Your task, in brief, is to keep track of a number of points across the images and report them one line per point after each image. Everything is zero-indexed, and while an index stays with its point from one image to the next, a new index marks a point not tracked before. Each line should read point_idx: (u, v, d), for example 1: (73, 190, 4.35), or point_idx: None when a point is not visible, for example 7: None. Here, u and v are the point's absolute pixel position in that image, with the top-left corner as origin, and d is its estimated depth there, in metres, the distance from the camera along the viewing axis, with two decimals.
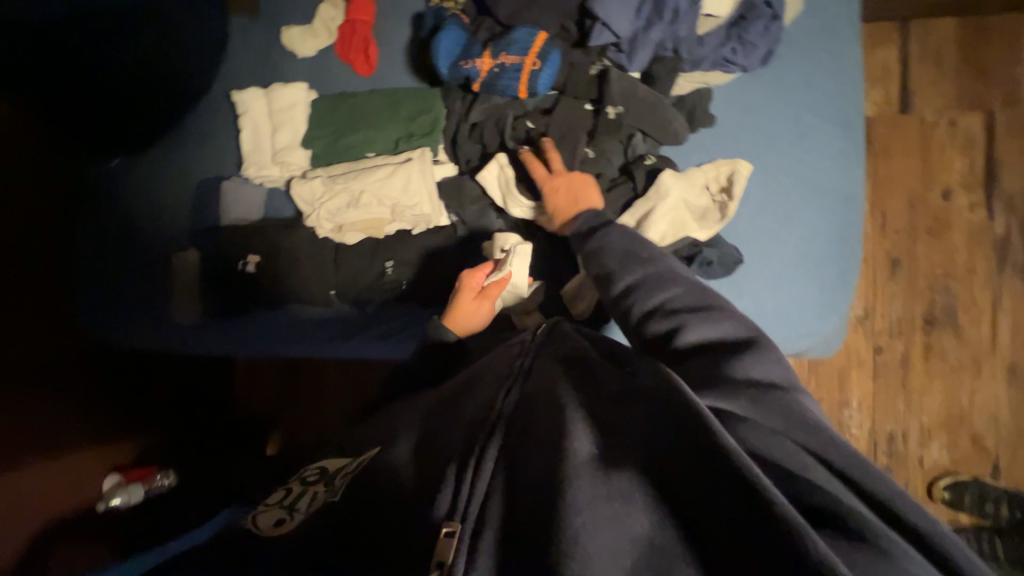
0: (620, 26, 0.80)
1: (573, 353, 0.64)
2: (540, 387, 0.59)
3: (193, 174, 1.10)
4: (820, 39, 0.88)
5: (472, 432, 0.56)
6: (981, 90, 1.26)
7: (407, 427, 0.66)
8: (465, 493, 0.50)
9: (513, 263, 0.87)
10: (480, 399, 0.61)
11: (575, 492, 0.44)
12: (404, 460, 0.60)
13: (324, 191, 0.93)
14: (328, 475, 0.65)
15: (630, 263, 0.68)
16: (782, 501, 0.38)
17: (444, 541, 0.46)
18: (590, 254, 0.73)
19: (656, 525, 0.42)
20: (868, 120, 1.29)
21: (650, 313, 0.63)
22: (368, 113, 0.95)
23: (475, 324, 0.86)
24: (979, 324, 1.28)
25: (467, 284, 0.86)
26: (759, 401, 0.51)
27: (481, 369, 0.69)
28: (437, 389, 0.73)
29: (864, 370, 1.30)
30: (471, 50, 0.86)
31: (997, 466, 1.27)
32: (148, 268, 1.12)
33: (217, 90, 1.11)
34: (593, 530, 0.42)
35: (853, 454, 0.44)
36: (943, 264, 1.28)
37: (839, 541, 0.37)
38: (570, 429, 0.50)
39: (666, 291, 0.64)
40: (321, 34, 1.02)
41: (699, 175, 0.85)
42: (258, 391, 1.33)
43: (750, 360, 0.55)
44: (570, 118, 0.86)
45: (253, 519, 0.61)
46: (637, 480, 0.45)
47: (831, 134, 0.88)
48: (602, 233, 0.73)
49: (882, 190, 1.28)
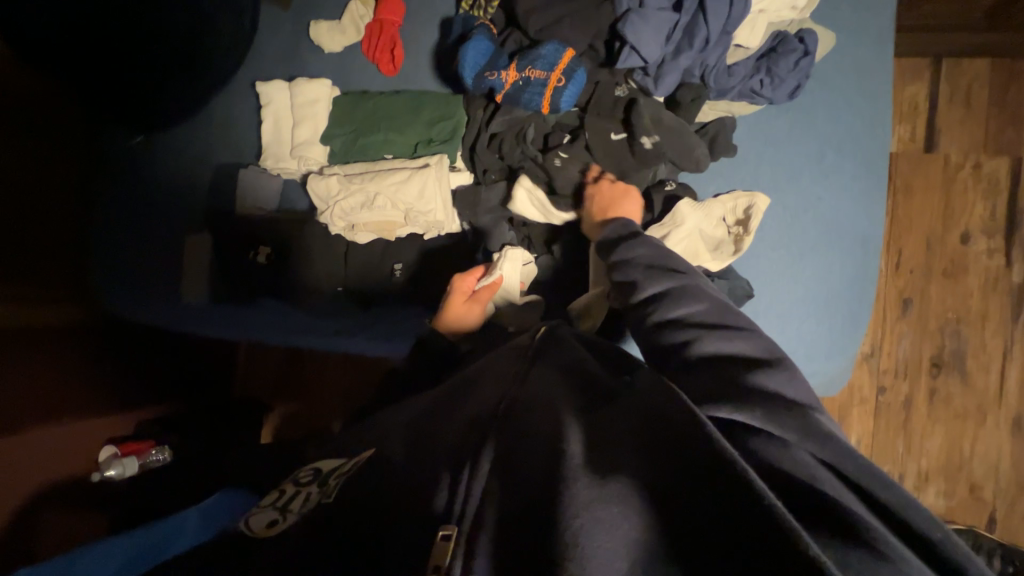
0: (650, 51, 0.77)
1: (575, 364, 0.65)
2: (536, 394, 0.60)
3: (210, 159, 1.10)
4: (849, 74, 0.87)
5: (467, 434, 0.57)
6: (1009, 135, 1.24)
7: (399, 429, 0.67)
8: (461, 490, 0.50)
9: (504, 267, 0.89)
10: (476, 405, 0.62)
11: (573, 492, 0.44)
12: (398, 460, 0.60)
13: (340, 189, 0.91)
14: (323, 476, 0.64)
15: (653, 273, 0.68)
16: (787, 513, 0.37)
17: (441, 544, 0.45)
18: (615, 264, 0.73)
19: (652, 534, 0.41)
20: (892, 156, 1.27)
21: (669, 326, 0.63)
22: (389, 115, 0.95)
23: (464, 327, 0.88)
24: (987, 371, 1.26)
25: (457, 288, 0.89)
26: (780, 415, 0.50)
27: (479, 375, 0.70)
28: (432, 391, 0.73)
29: (866, 409, 1.29)
30: (497, 62, 0.85)
31: (994, 517, 1.26)
32: (156, 249, 1.11)
33: (240, 76, 1.10)
34: (592, 531, 0.41)
35: (866, 463, 0.45)
36: (956, 308, 1.26)
37: (847, 547, 0.38)
38: (566, 431, 0.51)
39: (688, 306, 0.64)
40: (348, 31, 1.03)
41: (717, 206, 0.84)
42: (259, 377, 1.35)
43: (771, 375, 0.55)
44: (603, 144, 0.84)
45: (247, 522, 0.60)
46: (634, 489, 0.44)
47: (852, 173, 0.87)
48: (623, 247, 0.73)
49: (900, 229, 1.26)
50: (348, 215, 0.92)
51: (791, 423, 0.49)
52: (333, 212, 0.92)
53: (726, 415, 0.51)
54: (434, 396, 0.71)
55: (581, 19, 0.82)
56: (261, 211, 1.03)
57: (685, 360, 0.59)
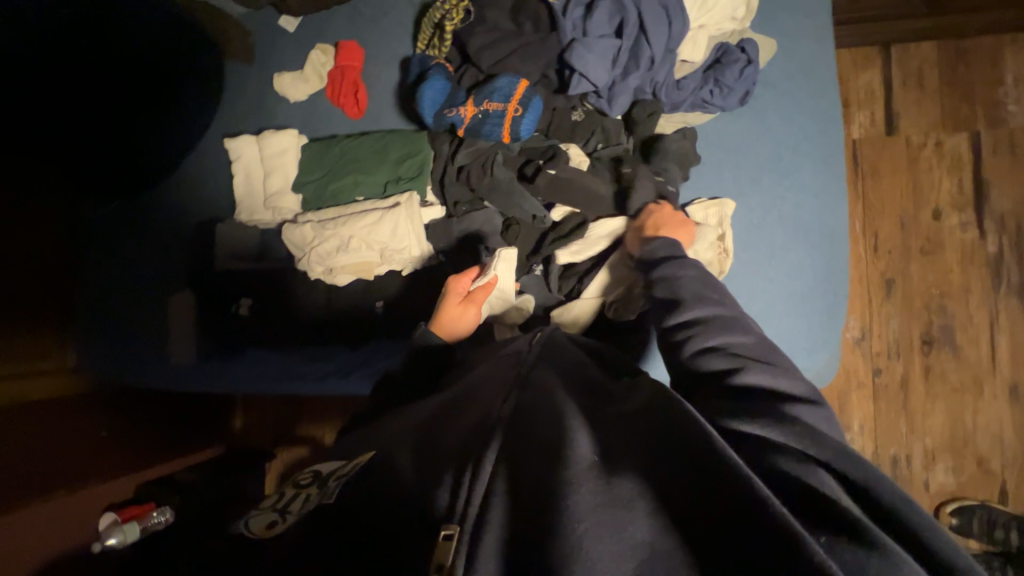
0: (598, 76, 0.82)
1: (578, 369, 0.66)
2: (538, 392, 0.59)
3: (188, 214, 1.11)
4: (794, 76, 0.90)
5: (469, 436, 0.55)
6: (966, 110, 1.26)
7: (393, 438, 0.61)
8: (463, 494, 0.48)
9: (499, 267, 0.88)
10: (477, 408, 0.59)
11: (579, 497, 0.46)
12: (403, 458, 0.57)
13: (315, 236, 0.92)
14: (323, 477, 0.59)
15: (692, 299, 0.67)
16: (784, 511, 0.39)
17: (443, 544, 0.44)
18: (659, 281, 0.72)
19: (656, 532, 0.44)
20: (855, 142, 1.30)
21: (713, 355, 0.61)
22: (357, 158, 0.97)
23: (460, 330, 0.86)
24: (978, 343, 1.26)
25: (452, 290, 0.87)
26: (817, 435, 0.47)
27: (472, 382, 0.66)
28: (437, 395, 0.68)
29: (864, 393, 1.29)
30: (456, 97, 0.89)
31: (1006, 491, 1.24)
32: (143, 308, 1.12)
33: (210, 131, 1.12)
34: (596, 535, 0.44)
35: (866, 472, 0.44)
36: (938, 283, 1.27)
37: (843, 546, 0.39)
38: (573, 434, 0.51)
39: (730, 337, 0.62)
40: (311, 79, 1.06)
41: (709, 231, 0.85)
42: (256, 424, 1.34)
43: (808, 411, 0.53)
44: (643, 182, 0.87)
45: (246, 523, 0.58)
46: (638, 489, 0.46)
47: (809, 168, 0.90)
48: (663, 266, 0.73)
49: (872, 211, 1.28)
50: (325, 258, 0.93)
51: (827, 442, 0.46)
52: (310, 258, 0.92)
53: (760, 433, 0.49)
54: (435, 405, 0.65)
55: (532, 51, 0.87)
56: (243, 262, 1.04)
57: (729, 387, 0.57)
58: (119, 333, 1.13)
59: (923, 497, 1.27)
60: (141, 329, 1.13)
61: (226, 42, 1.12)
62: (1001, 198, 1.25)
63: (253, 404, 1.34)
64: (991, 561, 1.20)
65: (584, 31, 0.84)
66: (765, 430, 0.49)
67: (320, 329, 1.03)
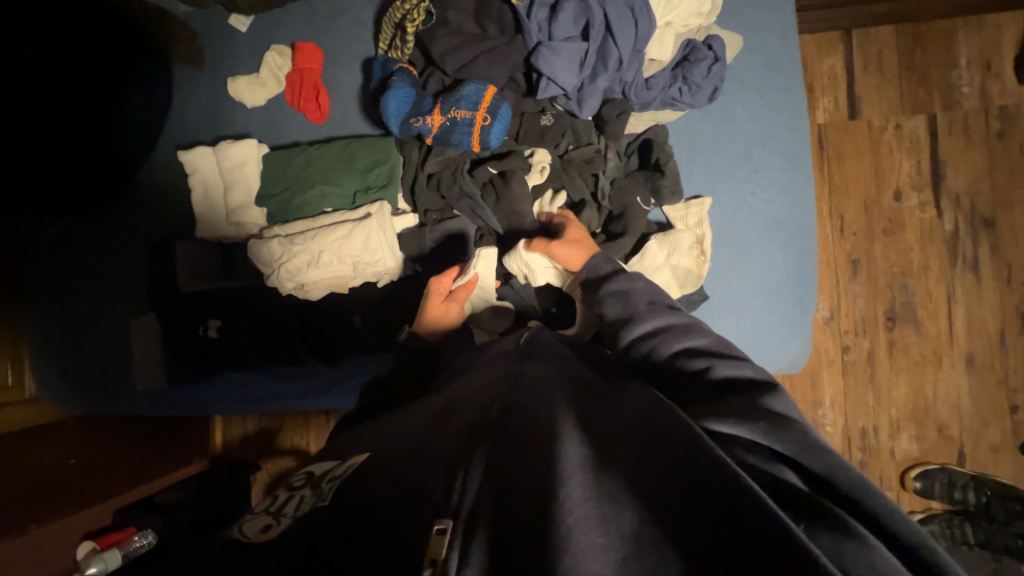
0: (566, 79, 0.81)
1: (562, 363, 0.62)
2: (528, 389, 0.56)
3: (145, 231, 1.05)
4: (756, 72, 0.92)
5: (463, 434, 0.52)
6: (923, 93, 1.30)
7: (375, 443, 0.58)
8: (457, 487, 0.45)
9: (479, 266, 0.87)
10: (469, 408, 0.56)
11: (568, 491, 0.41)
12: (394, 456, 0.54)
13: (283, 252, 0.89)
14: (315, 480, 0.56)
15: (655, 309, 0.68)
16: (768, 501, 0.36)
17: (435, 540, 0.40)
18: (610, 295, 0.72)
19: (642, 520, 0.39)
20: (820, 127, 1.33)
21: (681, 358, 0.62)
22: (322, 167, 0.94)
23: (443, 330, 0.84)
24: (937, 317, 1.31)
25: (434, 288, 0.86)
26: (782, 427, 0.47)
27: (463, 391, 0.62)
28: (415, 406, 0.64)
29: (834, 369, 1.34)
30: (422, 106, 0.88)
31: (963, 453, 1.31)
32: (105, 332, 1.07)
33: (165, 143, 1.06)
34: (586, 528, 0.38)
35: (829, 459, 0.44)
36: (900, 262, 1.31)
37: (817, 528, 0.38)
38: (562, 430, 0.47)
39: (690, 339, 0.64)
40: (269, 83, 1.00)
41: (685, 236, 0.86)
42: (236, 441, 1.29)
43: (775, 398, 0.53)
44: (517, 194, 0.87)
45: (239, 528, 0.53)
46: (626, 482, 0.41)
47: (774, 163, 0.92)
48: (610, 281, 0.73)
49: (838, 194, 1.32)
50: (296, 275, 0.90)
51: (792, 434, 0.46)
52: (280, 274, 0.89)
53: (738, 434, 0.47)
54: (428, 408, 0.62)
55: (498, 55, 0.85)
56: (207, 279, 1.00)
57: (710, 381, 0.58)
58: (81, 358, 1.07)
59: (889, 464, 1.33)
60: (103, 353, 1.07)
61: (173, 46, 1.05)
62: (955, 177, 1.30)
63: (230, 420, 1.30)
64: (951, 519, 1.28)
65: (550, 33, 0.81)
66: (750, 429, 0.47)
67: (295, 345, 1.01)
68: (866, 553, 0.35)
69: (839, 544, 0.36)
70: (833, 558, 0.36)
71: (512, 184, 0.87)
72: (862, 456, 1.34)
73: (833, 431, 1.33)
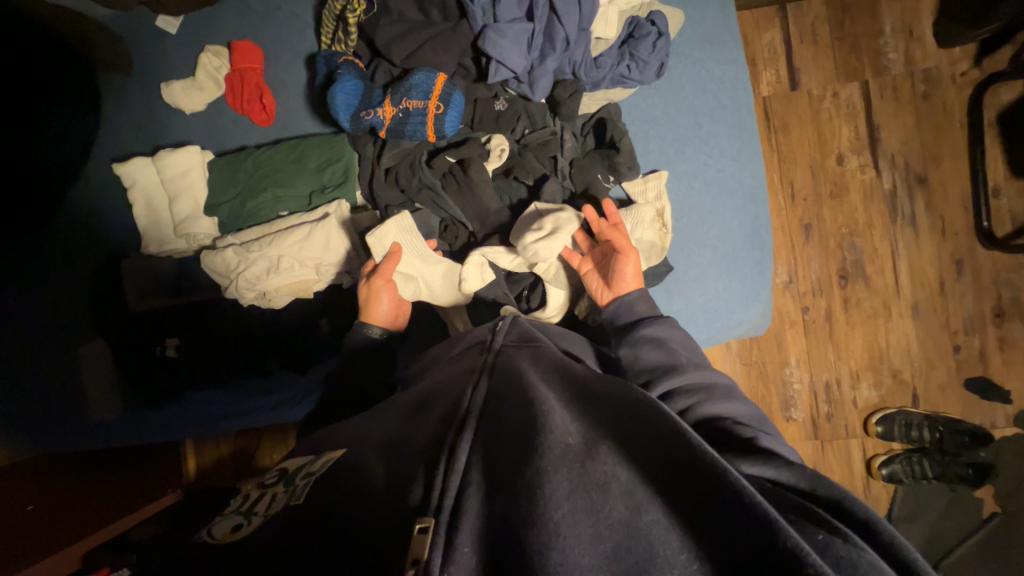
0: (515, 62, 0.80)
1: (540, 350, 0.63)
2: (506, 379, 0.56)
3: (84, 254, 0.98)
4: (700, 46, 0.94)
5: (440, 428, 0.51)
6: (856, 61, 1.38)
7: (349, 438, 0.57)
8: (437, 485, 0.44)
9: (390, 233, 0.84)
10: (447, 399, 0.56)
11: (554, 485, 0.42)
12: (374, 455, 0.52)
13: (239, 260, 0.86)
14: (289, 474, 0.55)
15: (696, 363, 0.70)
16: (749, 488, 0.39)
17: (418, 538, 0.40)
18: (646, 340, 0.73)
19: (632, 509, 0.41)
20: (765, 100, 1.38)
21: (723, 424, 0.62)
22: (272, 170, 0.90)
23: (374, 310, 0.84)
24: (884, 272, 1.40)
25: (364, 270, 0.87)
26: (807, 472, 0.50)
27: (441, 381, 0.61)
28: (392, 402, 0.63)
29: (797, 330, 1.41)
30: (371, 98, 0.86)
31: (918, 396, 1.40)
32: (42, 367, 0.97)
33: (97, 158, 0.99)
34: (573, 521, 0.40)
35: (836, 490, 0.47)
36: (847, 223, 1.39)
37: (805, 523, 0.42)
38: (548, 420, 0.48)
39: (731, 404, 0.65)
40: (207, 86, 0.95)
41: (646, 209, 0.88)
42: (211, 466, 1.24)
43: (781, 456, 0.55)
44: (478, 178, 0.87)
45: (207, 529, 0.51)
46: (616, 468, 0.44)
47: (723, 134, 0.95)
48: (646, 325, 0.74)
49: (787, 163, 1.38)
50: (256, 283, 0.87)
51: (802, 469, 0.50)
52: (238, 284, 0.86)
53: (755, 472, 0.51)
54: (407, 401, 0.61)
55: (444, 40, 0.84)
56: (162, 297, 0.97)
57: (748, 446, 0.57)
58: (13, 397, 0.96)
59: (853, 413, 1.42)
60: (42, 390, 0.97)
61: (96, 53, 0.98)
62: (890, 139, 1.38)
63: (204, 443, 1.23)
64: (910, 458, 1.37)
65: (495, 16, 0.80)
66: (778, 471, 0.51)
67: (262, 357, 0.97)
68: (848, 548, 0.39)
69: (831, 543, 0.40)
70: (821, 553, 0.39)
71: (472, 173, 0.86)
72: (829, 409, 1.41)
73: (801, 388, 1.41)
